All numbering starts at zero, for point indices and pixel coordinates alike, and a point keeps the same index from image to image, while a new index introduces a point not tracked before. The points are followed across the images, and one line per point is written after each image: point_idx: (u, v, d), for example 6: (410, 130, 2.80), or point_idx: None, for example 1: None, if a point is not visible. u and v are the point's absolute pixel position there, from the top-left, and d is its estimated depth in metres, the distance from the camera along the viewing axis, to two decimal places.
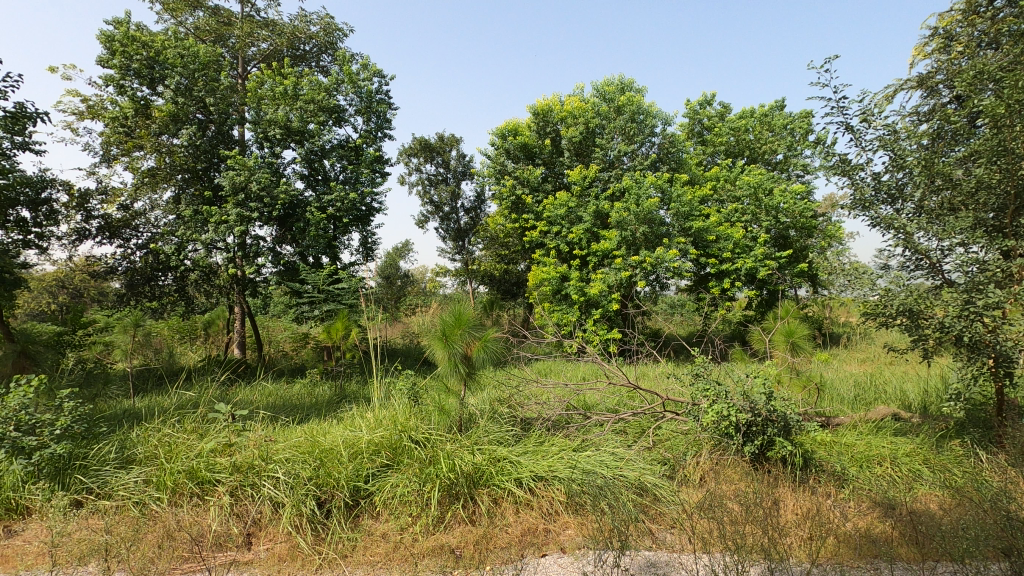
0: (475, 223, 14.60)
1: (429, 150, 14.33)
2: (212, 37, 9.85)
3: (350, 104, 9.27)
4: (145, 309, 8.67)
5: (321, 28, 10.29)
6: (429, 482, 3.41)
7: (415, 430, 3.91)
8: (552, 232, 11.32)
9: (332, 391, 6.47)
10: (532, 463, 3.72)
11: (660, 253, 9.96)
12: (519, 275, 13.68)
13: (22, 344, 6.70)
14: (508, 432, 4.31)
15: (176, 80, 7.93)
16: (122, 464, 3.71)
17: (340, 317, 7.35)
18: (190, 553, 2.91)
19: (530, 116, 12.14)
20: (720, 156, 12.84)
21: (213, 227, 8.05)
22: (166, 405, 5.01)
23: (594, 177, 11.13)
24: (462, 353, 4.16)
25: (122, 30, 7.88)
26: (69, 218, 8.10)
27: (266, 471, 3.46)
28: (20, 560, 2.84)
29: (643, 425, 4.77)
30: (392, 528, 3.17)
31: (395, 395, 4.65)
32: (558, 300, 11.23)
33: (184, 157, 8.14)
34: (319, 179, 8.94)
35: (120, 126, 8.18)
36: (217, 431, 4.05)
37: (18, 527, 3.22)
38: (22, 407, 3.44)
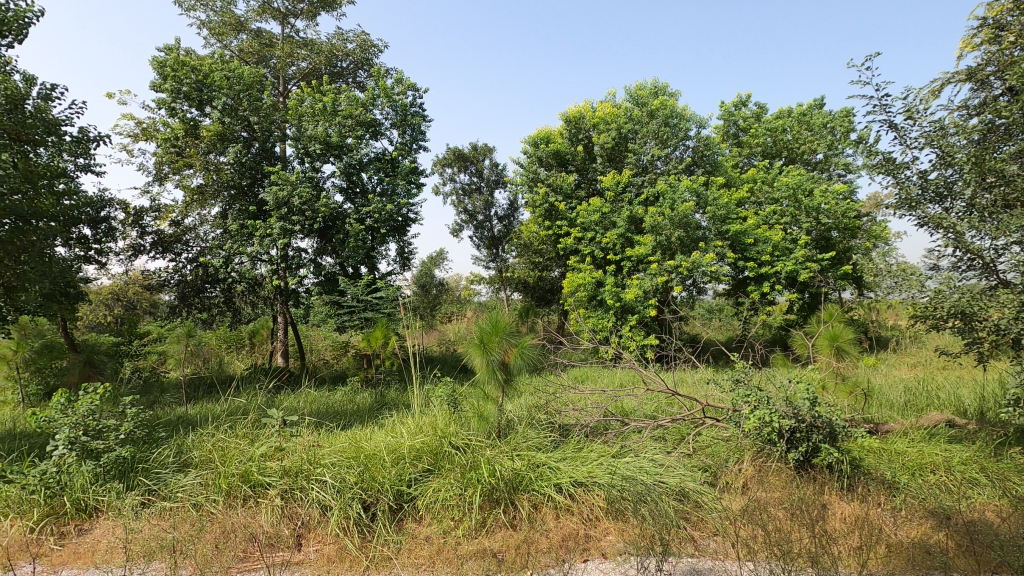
0: (509, 231, 14.70)
1: (463, 159, 14.51)
2: (255, 59, 10.27)
3: (386, 118, 9.50)
4: (196, 320, 9.05)
5: (358, 45, 10.60)
6: (470, 487, 3.47)
7: (455, 436, 3.99)
8: (586, 239, 11.28)
9: (372, 397, 6.60)
10: (572, 469, 3.73)
11: (696, 257, 9.82)
12: (553, 282, 13.72)
13: (87, 354, 7.13)
14: (546, 438, 4.34)
15: (222, 101, 8.30)
16: (180, 468, 3.90)
17: (379, 326, 7.52)
18: (245, 552, 3.03)
19: (562, 123, 12.19)
20: (757, 157, 12.61)
21: (258, 240, 8.37)
22: (218, 412, 5.23)
23: (627, 181, 11.08)
24: (500, 360, 4.22)
25: (173, 56, 8.31)
26: (125, 234, 8.55)
27: (314, 475, 3.58)
28: (93, 556, 3.02)
29: (683, 432, 4.69)
30: (435, 531, 3.24)
31: (434, 402, 4.73)
32: (593, 306, 11.19)
33: (230, 174, 8.50)
34: (357, 192, 9.17)
35: (172, 146, 8.58)
36: (267, 436, 4.21)
37: (89, 526, 3.41)
38: (90, 413, 3.68)
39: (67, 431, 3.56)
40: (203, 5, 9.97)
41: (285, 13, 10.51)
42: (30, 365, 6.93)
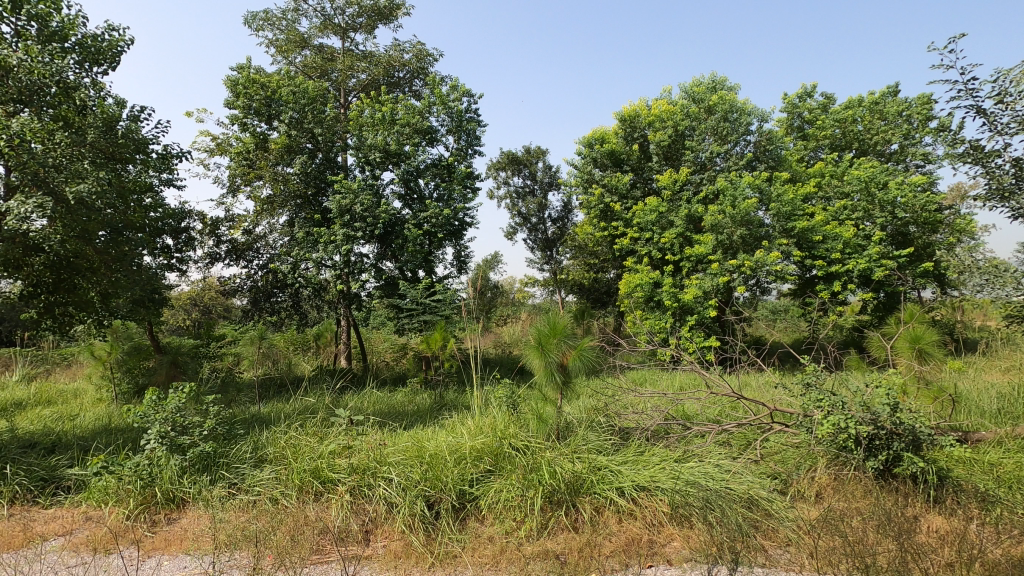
0: (563, 233, 14.66)
1: (517, 163, 14.60)
2: (318, 73, 10.73)
3: (442, 124, 9.69)
4: (266, 323, 9.55)
5: (414, 55, 10.88)
6: (531, 488, 3.48)
7: (515, 438, 4.01)
8: (643, 239, 11.09)
9: (431, 399, 6.73)
10: (633, 473, 3.67)
11: (760, 256, 9.45)
12: (609, 283, 13.61)
13: (172, 355, 7.67)
14: (606, 441, 4.29)
15: (289, 115, 8.73)
16: (256, 463, 4.13)
17: (438, 328, 7.68)
18: (318, 545, 3.17)
19: (617, 123, 12.06)
20: (825, 150, 12.00)
21: (323, 247, 8.72)
22: (289, 411, 5.49)
23: (685, 180, 10.81)
24: (559, 362, 4.22)
25: (245, 75, 8.81)
26: (203, 243, 9.12)
27: (381, 473, 3.70)
28: (181, 543, 3.24)
29: (749, 437, 4.51)
30: (497, 531, 3.27)
31: (494, 403, 4.78)
32: (650, 308, 11.00)
33: (297, 184, 8.92)
34: (415, 198, 9.40)
35: (244, 159, 9.08)
36: (335, 435, 4.39)
37: (176, 515, 3.66)
38: (177, 410, 4.04)
39: (158, 427, 3.90)
40: (270, 25, 10.52)
41: (345, 28, 10.92)
42: (123, 365, 7.50)
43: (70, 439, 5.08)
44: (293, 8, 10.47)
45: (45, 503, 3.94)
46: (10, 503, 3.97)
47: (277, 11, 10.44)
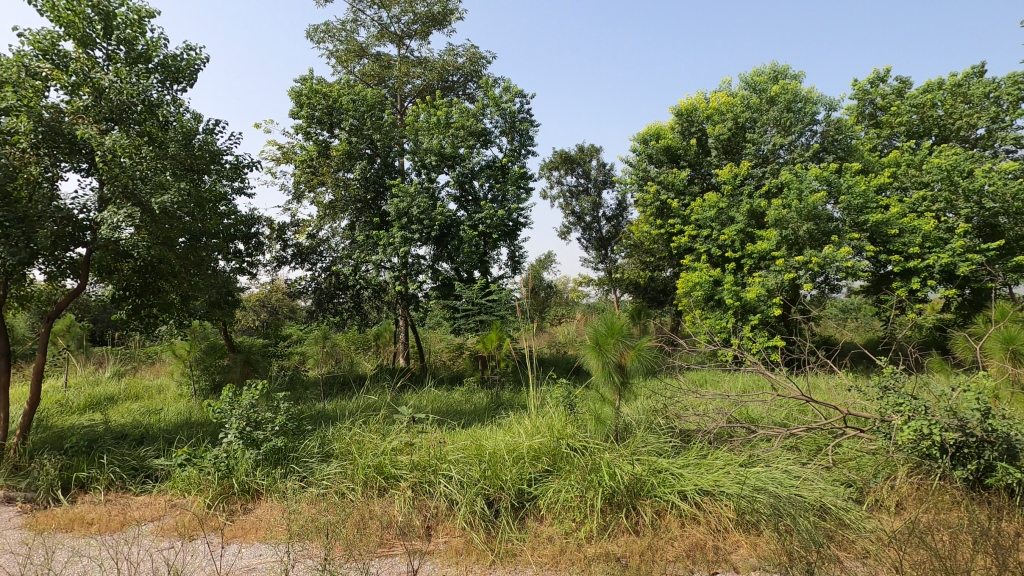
0: (618, 231, 14.45)
1: (570, 162, 14.52)
2: (376, 81, 11.06)
3: (496, 126, 9.76)
4: (330, 323, 9.94)
5: (467, 59, 11.03)
6: (591, 489, 3.46)
7: (572, 438, 3.99)
8: (702, 236, 10.79)
9: (489, 398, 6.80)
10: (696, 477, 3.57)
11: (829, 251, 8.98)
12: (665, 282, 13.36)
13: (245, 354, 8.12)
14: (666, 443, 4.19)
15: (350, 122, 9.04)
16: (323, 458, 4.31)
17: (494, 328, 7.77)
18: (383, 539, 3.27)
19: (673, 118, 11.78)
20: (900, 138, 11.25)
21: (382, 249, 8.97)
22: (353, 408, 5.71)
23: (746, 174, 10.43)
24: (617, 362, 4.19)
25: (308, 85, 9.19)
26: (271, 247, 9.59)
27: (441, 471, 3.78)
28: (257, 532, 3.42)
29: (819, 442, 4.29)
30: (557, 532, 3.27)
31: (551, 403, 4.77)
32: (710, 307, 10.69)
33: (357, 189, 9.25)
34: (470, 200, 9.51)
35: (308, 167, 9.48)
36: (397, 432, 4.51)
37: (252, 505, 3.87)
38: (251, 406, 4.29)
39: (235, 421, 4.18)
40: (331, 37, 10.92)
41: (401, 35, 11.20)
42: (201, 363, 8.00)
43: (157, 431, 5.47)
44: (352, 18, 10.83)
45: (136, 490, 4.26)
46: (106, 489, 4.32)
47: (337, 23, 10.83)
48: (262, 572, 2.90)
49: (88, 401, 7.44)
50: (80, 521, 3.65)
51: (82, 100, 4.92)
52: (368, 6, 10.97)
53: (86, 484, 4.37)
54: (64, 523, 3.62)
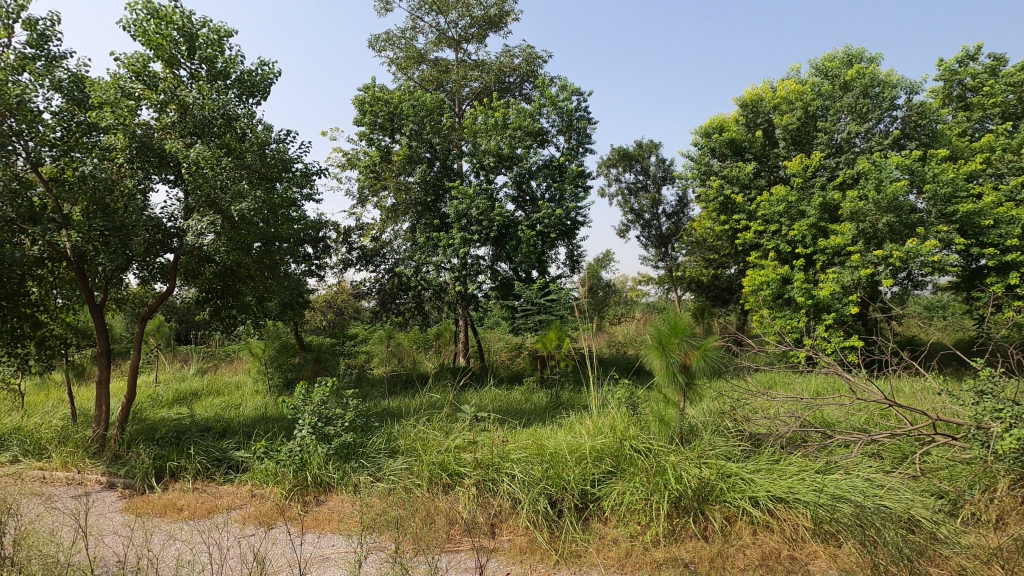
0: (678, 228, 14.05)
1: (628, 159, 14.28)
2: (434, 86, 11.29)
3: (553, 125, 9.73)
4: (393, 323, 10.24)
5: (524, 59, 11.06)
6: (656, 492, 3.38)
7: (635, 439, 3.92)
8: (769, 232, 10.35)
9: (549, 397, 6.80)
10: (768, 482, 3.43)
11: (912, 245, 8.38)
12: (730, 280, 12.93)
13: (316, 353, 8.51)
14: (734, 447, 4.04)
15: (410, 127, 9.27)
16: (390, 454, 4.45)
17: (553, 328, 7.77)
18: (449, 535, 3.34)
19: (737, 109, 11.35)
20: (994, 120, 10.33)
21: (442, 250, 9.12)
22: (418, 406, 5.86)
23: (818, 165, 9.89)
24: (681, 363, 4.08)
25: (370, 93, 9.49)
26: (338, 250, 9.99)
27: (505, 469, 3.82)
28: (330, 524, 3.58)
29: (905, 450, 4.02)
30: (621, 534, 3.24)
31: (613, 403, 4.71)
32: (780, 306, 10.24)
33: (418, 192, 9.49)
34: (527, 200, 9.53)
35: (371, 172, 9.81)
36: (460, 430, 4.59)
37: (325, 498, 4.05)
38: (322, 403, 4.48)
39: (308, 417, 4.39)
40: (391, 45, 11.25)
41: (458, 39, 11.38)
42: (275, 361, 8.45)
43: (238, 425, 5.83)
44: (411, 26, 11.11)
45: (221, 480, 4.56)
46: (194, 477, 4.65)
47: (397, 31, 11.14)
48: (337, 562, 3.03)
49: (176, 396, 8.02)
50: (173, 507, 3.95)
51: (170, 117, 5.33)
52: (426, 13, 11.22)
53: (176, 473, 4.71)
54: (159, 508, 3.92)
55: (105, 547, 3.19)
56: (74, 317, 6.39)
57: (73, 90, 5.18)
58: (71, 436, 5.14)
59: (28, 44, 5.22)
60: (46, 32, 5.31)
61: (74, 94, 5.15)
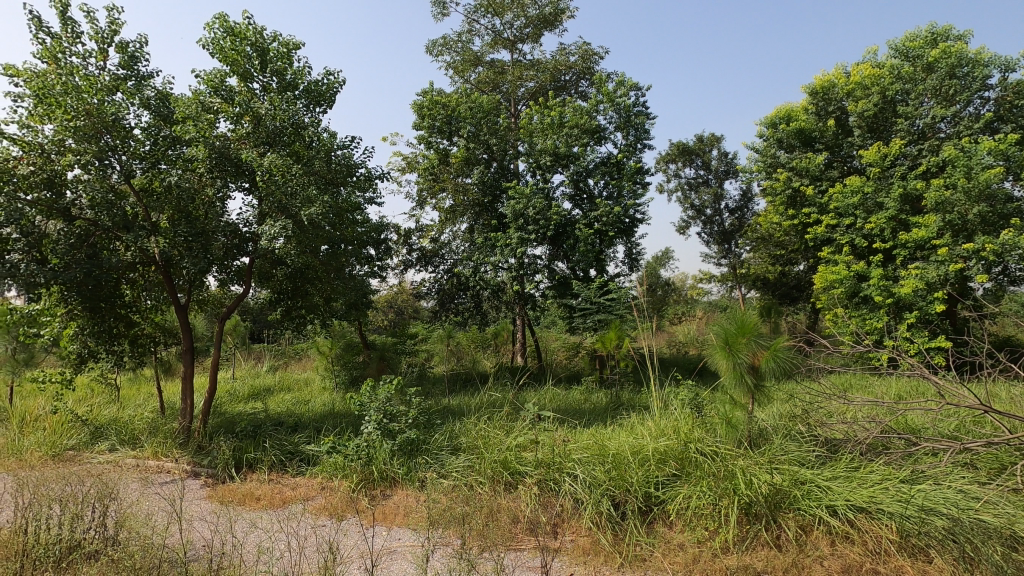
0: (742, 224, 13.49)
1: (688, 153, 13.88)
2: (491, 87, 11.40)
3: (610, 122, 9.60)
4: (452, 323, 10.42)
5: (580, 56, 10.98)
6: (725, 497, 3.28)
7: (701, 442, 3.81)
8: (843, 226, 9.78)
9: (608, 398, 6.71)
10: (848, 490, 3.25)
11: (1009, 237, 7.70)
12: (799, 277, 12.36)
13: (379, 352, 8.79)
14: (808, 453, 3.84)
15: (467, 130, 9.40)
16: (453, 451, 4.53)
17: (613, 327, 7.65)
18: (511, 532, 3.36)
19: (806, 97, 10.82)
20: None
21: (500, 250, 9.17)
22: (479, 405, 5.93)
23: (898, 153, 9.27)
24: (749, 364, 3.93)
25: (429, 97, 9.68)
26: (399, 251, 10.25)
27: (566, 469, 3.80)
28: (396, 517, 3.69)
29: (1003, 460, 3.72)
30: (688, 539, 3.16)
31: (676, 404, 4.59)
32: (855, 304, 9.67)
33: (476, 193, 9.62)
34: (585, 198, 9.45)
35: (430, 174, 10.03)
36: (521, 429, 4.61)
37: (390, 492, 4.18)
38: (387, 400, 4.63)
39: (374, 413, 4.53)
40: (448, 49, 11.44)
41: (514, 40, 11.43)
42: (341, 359, 8.77)
43: (308, 420, 6.11)
44: (467, 29, 11.27)
45: (294, 472, 4.79)
46: (269, 469, 4.90)
47: (453, 35, 11.32)
48: (404, 555, 3.12)
49: (251, 392, 8.49)
50: (252, 497, 4.19)
51: (244, 128, 5.65)
52: (482, 16, 11.34)
53: (253, 464, 4.99)
54: (239, 497, 4.17)
55: (194, 532, 3.42)
56: (161, 317, 6.88)
57: (160, 106, 5.59)
58: (160, 428, 5.53)
59: (121, 66, 5.67)
60: (136, 53, 5.76)
61: (161, 110, 5.56)
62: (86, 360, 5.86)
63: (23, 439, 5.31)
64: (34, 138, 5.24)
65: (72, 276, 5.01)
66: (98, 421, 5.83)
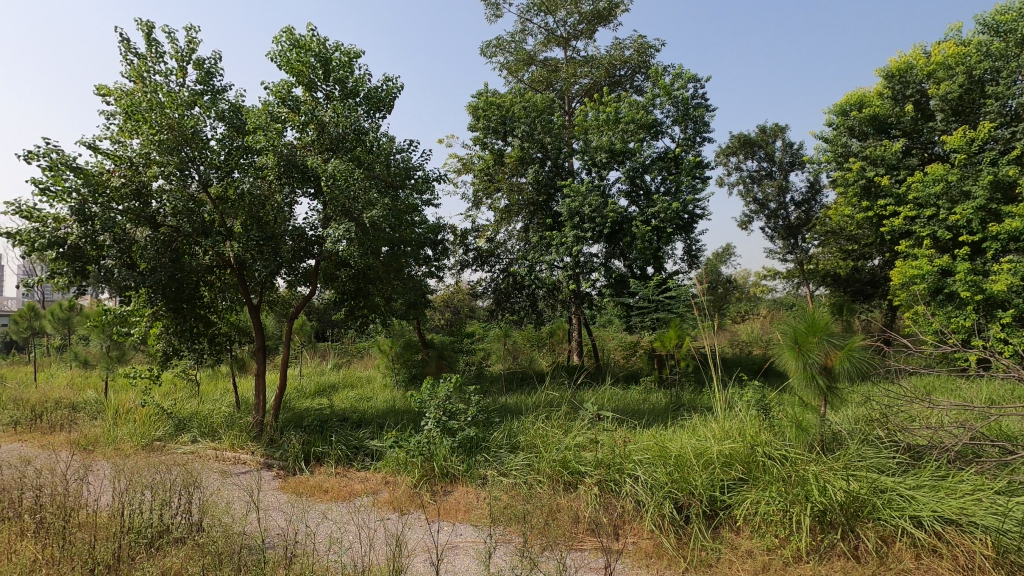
0: (810, 218, 12.83)
1: (750, 145, 13.36)
2: (545, 86, 11.39)
3: (667, 116, 9.37)
4: (508, 322, 10.49)
5: (635, 50, 10.77)
6: (796, 504, 3.14)
7: (769, 445, 3.66)
8: (923, 217, 9.14)
9: (668, 398, 6.56)
10: (934, 501, 3.04)
11: None
12: (874, 272, 11.68)
13: (438, 350, 8.98)
14: (888, 459, 3.61)
15: (522, 129, 9.42)
16: (511, 450, 4.57)
17: (673, 326, 7.44)
18: (572, 532, 3.36)
19: (881, 81, 10.19)
20: None
21: (555, 249, 9.15)
22: (537, 403, 5.95)
23: (987, 137, 8.56)
24: (821, 364, 3.74)
25: (483, 99, 9.77)
26: (456, 251, 10.41)
27: (626, 470, 3.75)
28: (457, 513, 3.76)
29: None
30: (757, 546, 3.05)
31: (741, 405, 4.43)
32: (939, 301, 9.02)
33: (531, 193, 9.65)
34: (641, 195, 9.27)
35: (486, 174, 10.12)
36: (579, 428, 4.59)
37: (451, 488, 4.27)
38: (447, 397, 4.72)
39: (434, 410, 4.64)
40: (502, 50, 11.49)
41: (568, 38, 11.36)
42: (401, 358, 9.01)
43: (371, 416, 6.32)
44: (520, 29, 11.30)
45: (359, 466, 4.97)
46: (336, 462, 5.11)
47: (507, 35, 11.36)
48: (467, 550, 3.18)
49: (317, 388, 8.86)
50: (321, 489, 4.38)
51: (310, 136, 5.91)
52: (536, 15, 11.33)
53: (321, 457, 5.21)
54: (309, 489, 4.37)
55: (269, 520, 3.62)
56: (235, 316, 7.30)
57: (233, 118, 5.92)
58: (236, 421, 5.88)
59: (198, 82, 6.06)
60: (211, 69, 6.13)
61: (234, 122, 5.90)
62: (171, 356, 6.30)
63: (117, 430, 5.77)
64: (125, 152, 5.68)
65: (159, 279, 5.41)
66: (181, 414, 6.26)
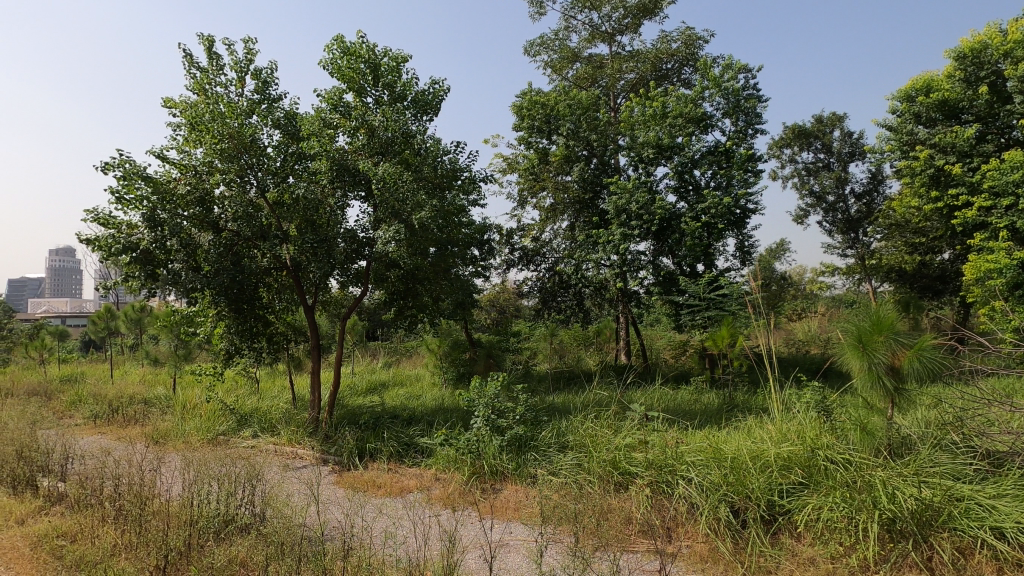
0: (871, 210, 12.19)
1: (805, 136, 12.81)
2: (589, 83, 11.30)
3: (717, 108, 9.09)
4: (555, 321, 10.46)
5: (683, 42, 10.52)
6: (862, 510, 2.99)
7: (831, 449, 3.51)
8: (1001, 207, 8.52)
9: (721, 398, 6.37)
10: (1018, 511, 2.84)
11: None
12: (944, 267, 11.02)
13: (485, 349, 9.04)
14: (964, 466, 3.38)
15: (567, 127, 9.35)
16: (560, 449, 4.55)
17: (725, 325, 7.22)
18: (623, 533, 3.32)
19: (951, 63, 9.61)
20: None
21: (602, 247, 9.05)
22: (585, 403, 5.90)
23: None
24: (888, 364, 3.55)
25: (528, 98, 9.77)
26: (501, 251, 10.46)
27: (679, 472, 3.67)
28: (507, 512, 3.78)
29: None
30: (820, 554, 2.93)
31: (800, 407, 4.25)
32: (1019, 297, 8.38)
33: (576, 191, 9.59)
34: (690, 190, 9.04)
35: (531, 174, 10.13)
36: (629, 428, 4.52)
37: (500, 486, 4.29)
38: (496, 396, 4.75)
39: (483, 409, 4.69)
40: (546, 49, 11.46)
41: (612, 33, 11.22)
42: (449, 356, 9.12)
43: (421, 414, 6.43)
44: (564, 26, 11.24)
45: (410, 463, 5.06)
46: (388, 459, 5.22)
47: (551, 33, 11.32)
48: (518, 549, 3.19)
49: (369, 386, 9.09)
50: (374, 484, 4.49)
51: (360, 140, 6.07)
52: (580, 11, 11.24)
53: (374, 453, 5.34)
54: (362, 484, 4.49)
55: (327, 514, 3.74)
56: (292, 316, 7.58)
57: (288, 125, 6.15)
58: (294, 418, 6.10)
59: (256, 91, 6.32)
60: (267, 79, 6.39)
61: (289, 129, 6.12)
62: (233, 355, 6.61)
63: (186, 425, 6.10)
64: (190, 161, 6.00)
65: (222, 281, 5.68)
66: (243, 410, 6.55)
